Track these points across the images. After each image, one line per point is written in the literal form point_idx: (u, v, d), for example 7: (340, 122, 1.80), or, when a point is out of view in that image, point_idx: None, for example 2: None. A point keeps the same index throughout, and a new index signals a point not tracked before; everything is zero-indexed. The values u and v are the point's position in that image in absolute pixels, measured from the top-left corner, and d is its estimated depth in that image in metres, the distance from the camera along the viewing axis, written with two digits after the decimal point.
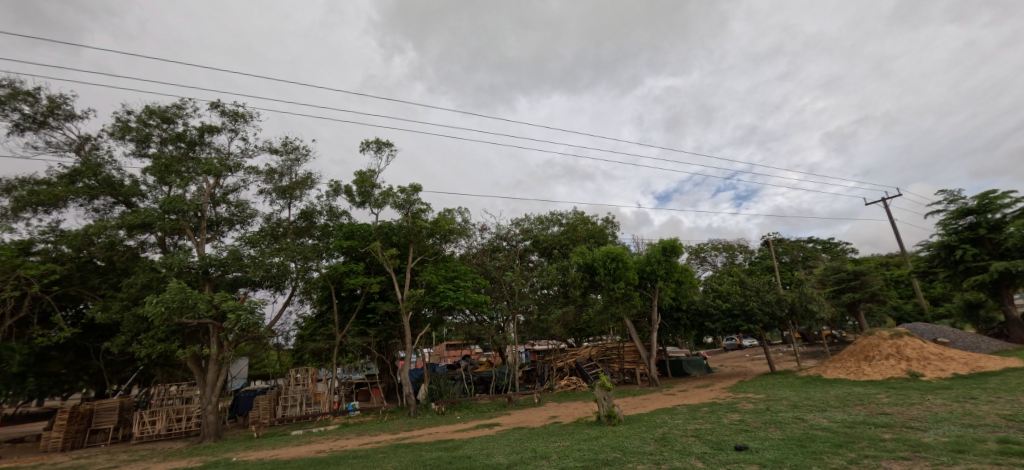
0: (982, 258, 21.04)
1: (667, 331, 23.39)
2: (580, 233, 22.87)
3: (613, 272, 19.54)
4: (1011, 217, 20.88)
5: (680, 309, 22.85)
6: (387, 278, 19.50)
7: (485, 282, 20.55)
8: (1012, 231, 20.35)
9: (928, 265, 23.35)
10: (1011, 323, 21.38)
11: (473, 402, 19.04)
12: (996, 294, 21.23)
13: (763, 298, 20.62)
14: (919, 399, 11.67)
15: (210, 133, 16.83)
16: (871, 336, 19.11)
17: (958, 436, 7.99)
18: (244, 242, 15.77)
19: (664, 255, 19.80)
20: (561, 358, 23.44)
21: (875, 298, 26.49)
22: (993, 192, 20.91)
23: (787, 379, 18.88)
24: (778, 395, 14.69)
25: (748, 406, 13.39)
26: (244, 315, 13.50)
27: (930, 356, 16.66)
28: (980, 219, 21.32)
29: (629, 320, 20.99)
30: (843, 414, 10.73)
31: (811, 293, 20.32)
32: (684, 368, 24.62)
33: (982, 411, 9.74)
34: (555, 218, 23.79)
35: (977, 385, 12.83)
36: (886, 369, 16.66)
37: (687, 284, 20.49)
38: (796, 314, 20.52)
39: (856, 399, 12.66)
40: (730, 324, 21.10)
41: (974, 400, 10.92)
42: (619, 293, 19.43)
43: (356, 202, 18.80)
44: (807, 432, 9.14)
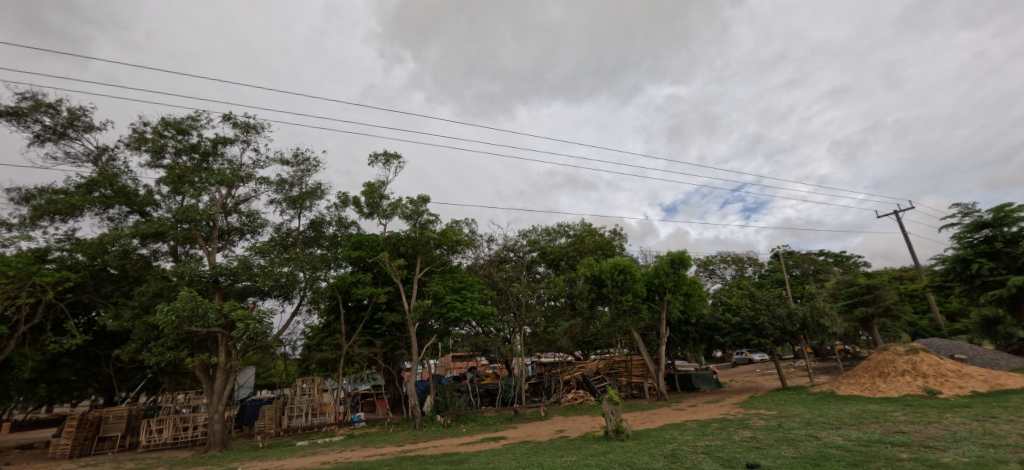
0: (999, 273, 20.61)
1: (676, 344, 23.10)
2: (587, 245, 22.78)
3: (620, 284, 19.39)
4: None
5: (689, 323, 22.52)
6: (394, 289, 19.54)
7: (491, 293, 20.52)
8: None
9: (943, 279, 22.89)
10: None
11: (478, 415, 18.87)
12: (1015, 310, 20.74)
13: (774, 312, 20.33)
14: (937, 418, 11.35)
15: (224, 144, 17.13)
16: (886, 352, 18.69)
17: (978, 457, 7.75)
18: (254, 252, 15.93)
19: (671, 268, 19.63)
20: (567, 371, 23.17)
21: (889, 313, 26.03)
22: (1010, 205, 20.48)
23: (799, 395, 18.47)
24: (791, 412, 14.39)
25: (760, 423, 13.12)
26: (252, 325, 13.62)
27: (947, 372, 16.25)
28: (995, 232, 20.94)
29: (636, 333, 20.81)
30: (858, 432, 10.49)
31: (823, 307, 19.95)
32: (693, 383, 24.22)
33: (1003, 431, 9.46)
34: (562, 229, 23.75)
35: (997, 404, 12.45)
36: (902, 386, 16.25)
37: (696, 296, 20.25)
38: (808, 329, 20.15)
39: (871, 417, 12.35)
40: (740, 338, 20.86)
41: (995, 418, 10.60)
42: (627, 306, 19.26)
43: (364, 213, 18.97)
44: (821, 450, 8.92)
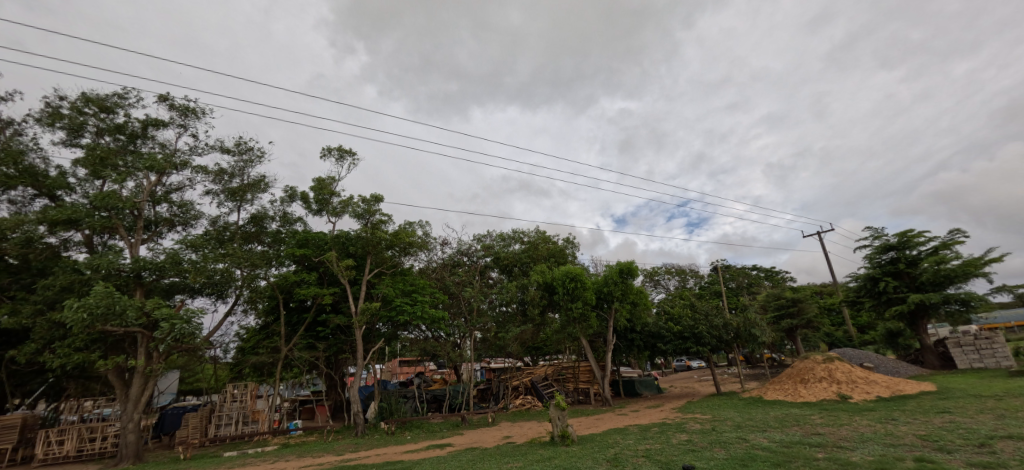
0: (901, 290, 22.87)
1: (621, 351, 23.66)
2: (541, 252, 22.92)
3: (571, 292, 19.65)
4: (925, 254, 22.84)
5: (634, 331, 23.15)
6: (340, 290, 18.70)
7: (443, 297, 20.04)
8: (925, 267, 22.30)
9: (856, 294, 25.07)
10: (924, 351, 23.22)
11: (425, 422, 18.34)
12: (913, 324, 23.07)
13: (712, 322, 21.36)
14: (847, 420, 12.35)
15: (155, 127, 15.69)
16: (806, 360, 20.11)
17: (880, 455, 8.44)
18: (184, 245, 14.64)
19: (620, 277, 20.12)
20: (517, 377, 23.17)
21: (810, 325, 28.28)
22: (911, 231, 22.85)
23: (731, 400, 19.49)
24: (723, 416, 15.11)
25: (695, 426, 13.68)
26: (178, 325, 12.45)
27: (856, 379, 17.73)
28: (899, 254, 23.20)
29: (585, 340, 21.12)
30: (781, 434, 11.16)
31: (754, 318, 21.17)
32: (636, 389, 24.95)
33: (900, 431, 10.43)
34: (516, 235, 23.73)
35: (898, 408, 13.73)
36: (819, 392, 17.54)
37: (642, 306, 20.86)
38: (741, 338, 21.23)
39: (792, 419, 13.24)
40: (680, 346, 21.76)
41: (894, 421, 11.67)
42: (577, 314, 19.55)
43: (312, 210, 18.04)
44: (749, 452, 9.36)
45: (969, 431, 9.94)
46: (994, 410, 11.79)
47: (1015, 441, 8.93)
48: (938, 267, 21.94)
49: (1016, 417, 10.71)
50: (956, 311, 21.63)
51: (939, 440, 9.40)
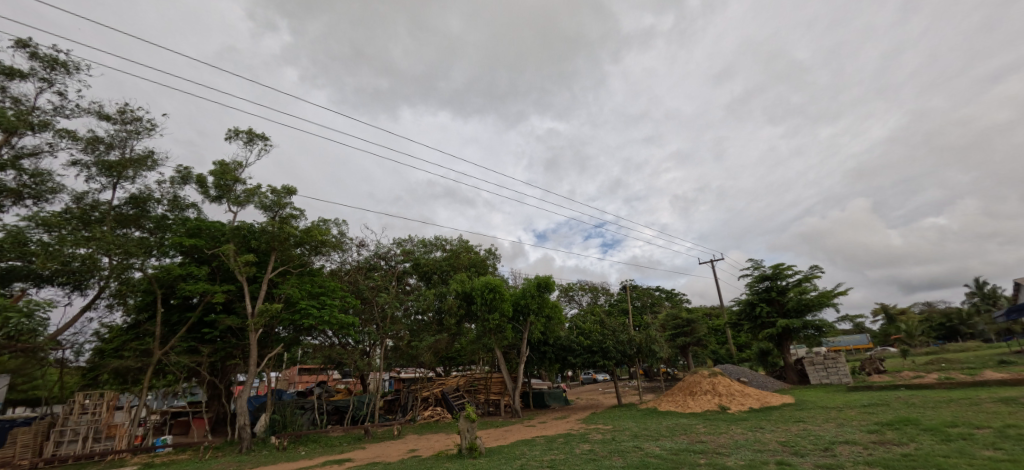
0: (772, 315, 25.91)
1: (533, 363, 23.86)
2: (462, 261, 22.48)
3: (489, 303, 19.40)
4: (792, 284, 26.09)
5: (547, 344, 23.49)
6: (236, 288, 16.59)
7: (355, 302, 18.66)
8: (791, 295, 25.53)
9: (737, 317, 27.97)
10: (786, 368, 26.43)
11: (322, 436, 16.84)
12: (780, 345, 26.16)
13: (618, 337, 22.34)
14: (725, 429, 13.52)
15: (8, 77, 12.87)
16: (695, 374, 21.80)
17: (750, 460, 9.24)
18: (34, 224, 12.08)
19: (537, 291, 20.36)
20: (427, 387, 22.24)
21: (700, 343, 31.02)
22: (783, 265, 26.08)
23: (630, 411, 20.45)
24: (623, 426, 15.76)
25: (597, 436, 14.08)
26: (13, 320, 10.09)
27: (734, 392, 19.60)
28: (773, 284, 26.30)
29: (499, 352, 20.98)
30: (671, 442, 11.87)
31: (655, 335, 22.56)
32: (545, 400, 25.23)
33: (767, 438, 11.63)
34: (439, 242, 23.05)
35: (766, 418, 15.30)
36: (704, 403, 19.05)
37: (556, 320, 21.23)
38: (642, 353, 22.42)
39: (680, 429, 14.21)
40: (589, 359, 22.47)
41: (763, 429, 13.00)
42: (493, 325, 19.34)
43: (209, 196, 15.94)
44: (643, 459, 9.75)
45: (819, 437, 11.32)
46: (838, 419, 13.57)
47: (851, 445, 10.28)
48: (802, 296, 25.22)
49: (853, 425, 12.40)
50: (811, 335, 25.01)
51: (797, 446, 10.56)
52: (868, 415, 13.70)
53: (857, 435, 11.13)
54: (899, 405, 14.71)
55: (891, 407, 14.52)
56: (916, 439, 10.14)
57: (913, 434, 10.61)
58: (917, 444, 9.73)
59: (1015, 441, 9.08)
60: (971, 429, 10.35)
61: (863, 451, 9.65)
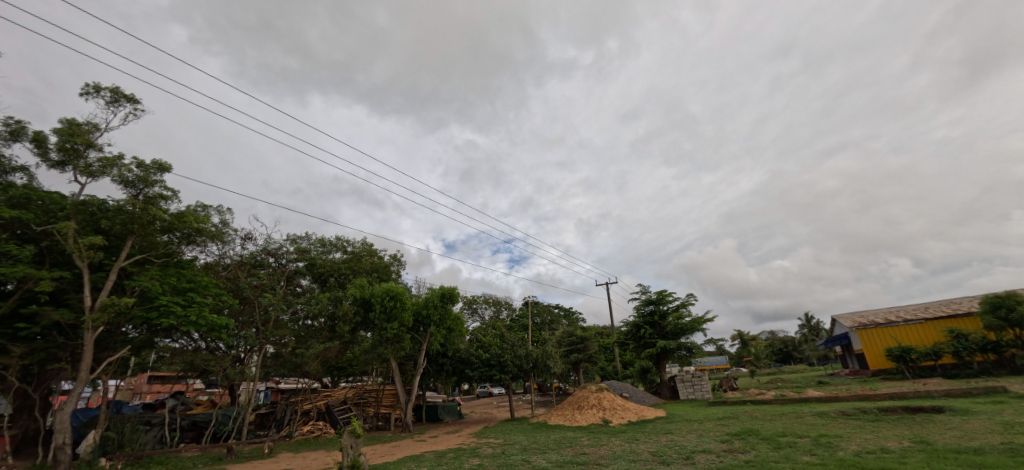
0: (653, 337, 28.06)
1: (429, 375, 22.83)
2: (364, 266, 20.82)
3: (388, 311, 18.14)
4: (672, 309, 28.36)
5: (445, 356, 22.63)
6: (72, 275, 13.30)
7: (232, 302, 16.11)
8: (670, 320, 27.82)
9: (625, 338, 29.89)
10: (661, 384, 28.68)
11: (170, 456, 14.13)
12: (657, 363, 28.36)
13: (516, 351, 22.12)
14: (606, 441, 14.08)
15: None
16: (584, 389, 22.56)
17: None
18: None
19: (440, 301, 19.55)
20: (309, 400, 19.89)
21: (591, 360, 32.56)
22: (666, 291, 28.44)
23: (520, 425, 20.41)
24: (511, 440, 15.58)
25: (487, 451, 13.72)
26: None
27: (616, 405, 20.62)
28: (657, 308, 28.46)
29: (394, 363, 19.73)
30: (556, 455, 11.99)
31: (551, 350, 22.70)
32: (438, 414, 24.20)
33: (640, 449, 12.32)
34: (339, 243, 21.16)
35: (640, 429, 16.20)
36: (589, 417, 19.71)
37: (457, 332, 20.58)
38: (538, 368, 22.32)
39: (565, 441, 14.50)
40: (486, 373, 22.11)
41: (638, 440, 13.75)
42: (390, 334, 18.08)
43: (48, 160, 12.61)
44: None
45: (682, 447, 12.15)
46: (698, 430, 14.75)
47: (707, 453, 11.11)
48: (679, 321, 27.57)
49: (709, 435, 13.53)
50: (684, 356, 27.48)
51: (663, 455, 11.20)
52: (722, 426, 15.15)
53: (713, 444, 12.14)
54: (745, 418, 16.52)
55: (739, 419, 16.24)
56: (756, 446, 11.31)
57: (754, 442, 11.84)
58: (755, 451, 10.82)
59: (825, 446, 10.52)
60: (795, 438, 11.78)
61: (715, 459, 10.47)
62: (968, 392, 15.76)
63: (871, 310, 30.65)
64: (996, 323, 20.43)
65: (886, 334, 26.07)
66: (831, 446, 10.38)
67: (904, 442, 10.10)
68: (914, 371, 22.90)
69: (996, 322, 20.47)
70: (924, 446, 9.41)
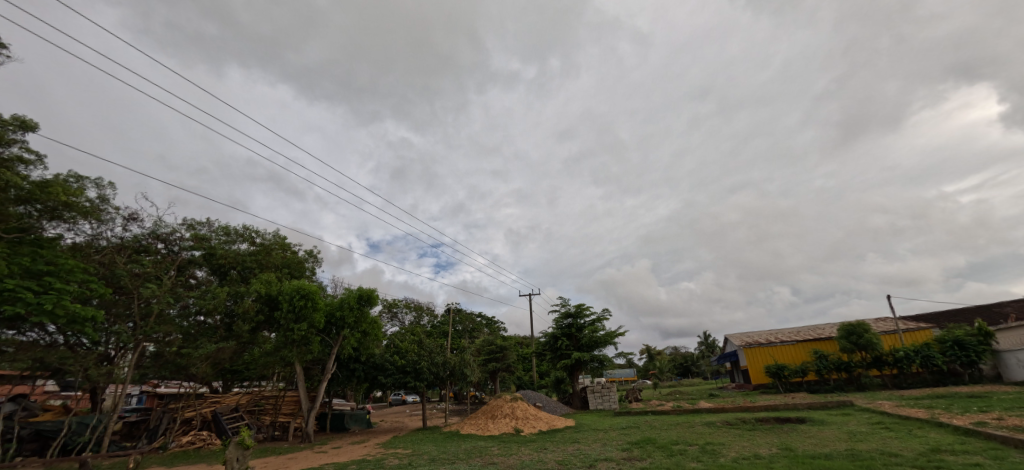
0: (569, 348, 29.05)
1: (337, 382, 21.46)
2: (273, 260, 19.18)
3: (297, 310, 16.83)
4: (588, 323, 29.56)
5: (357, 361, 21.44)
6: None
7: (105, 291, 13.48)
8: (586, 333, 28.99)
9: (542, 348, 30.68)
10: (572, 394, 29.62)
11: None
12: (571, 375, 29.32)
13: (434, 359, 21.83)
14: (515, 450, 14.18)
15: None
16: (498, 399, 22.54)
17: None
18: None
19: (356, 304, 18.56)
20: (193, 406, 17.71)
21: (508, 369, 32.84)
22: (584, 305, 29.59)
23: (431, 434, 19.88)
24: (421, 450, 15.10)
25: (393, 462, 13.17)
26: None
27: (529, 415, 20.89)
28: (574, 321, 29.48)
29: (299, 367, 18.32)
30: (465, 465, 11.83)
31: (469, 359, 22.51)
32: (344, 424, 22.76)
33: (546, 458, 12.55)
34: (247, 234, 19.25)
35: (549, 439, 16.53)
36: (502, 426, 19.75)
37: (373, 337, 19.63)
38: (454, 376, 22.16)
39: (476, 451, 14.36)
40: (400, 380, 21.32)
41: (546, 449, 14.02)
42: (297, 336, 16.80)
43: None
44: None
45: (587, 455, 12.57)
46: (602, 439, 15.37)
47: (608, 461, 11.58)
48: (594, 334, 28.81)
49: (612, 444, 14.16)
50: (596, 367, 28.72)
51: (568, 464, 11.51)
52: (624, 435, 15.94)
53: (614, 452, 12.71)
54: (645, 427, 17.57)
55: (640, 429, 17.20)
56: (651, 454, 12.02)
57: (650, 450, 12.59)
58: (651, 459, 11.48)
59: (710, 454, 11.46)
60: (686, 446, 12.70)
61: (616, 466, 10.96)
62: (824, 405, 18.14)
63: (757, 332, 34.22)
64: (849, 347, 23.85)
65: (766, 353, 29.24)
66: (715, 454, 11.34)
67: (773, 448, 11.33)
68: (785, 386, 25.95)
69: (849, 346, 23.87)
70: (788, 452, 10.64)
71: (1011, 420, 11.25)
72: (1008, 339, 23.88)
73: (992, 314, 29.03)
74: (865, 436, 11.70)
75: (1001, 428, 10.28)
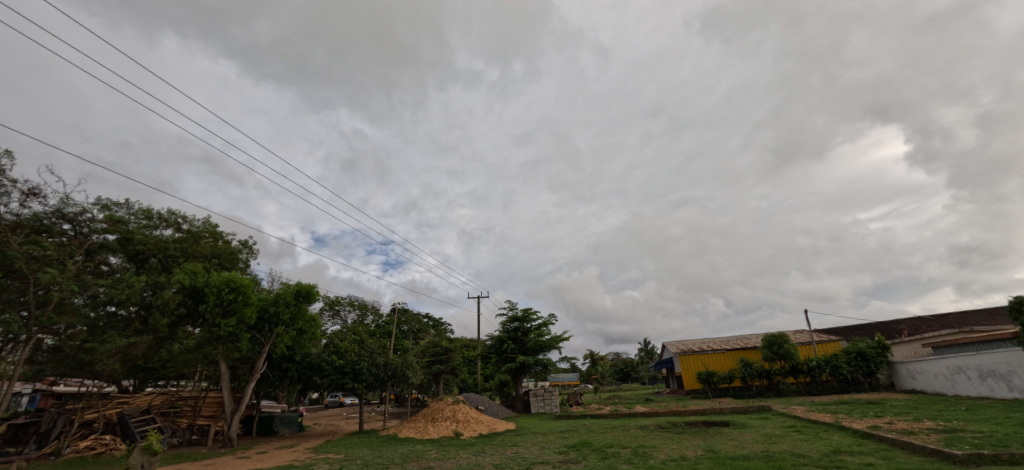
0: (514, 352, 29.20)
1: (267, 382, 20.21)
2: (201, 249, 17.88)
3: (225, 305, 15.70)
4: (534, 327, 29.88)
5: (291, 360, 20.35)
6: None
7: None
8: (531, 337, 29.31)
9: (487, 351, 30.65)
10: (515, 398, 29.79)
11: None
12: (515, 378, 29.50)
13: (374, 359, 20.94)
14: (453, 454, 14.01)
15: None
16: (439, 402, 22.16)
17: None
18: None
19: (293, 300, 17.58)
20: (95, 408, 15.87)
21: (452, 371, 32.47)
22: (531, 310, 29.89)
23: (367, 438, 19.17)
24: (355, 455, 14.55)
25: (322, 467, 12.58)
26: None
27: (470, 418, 20.74)
28: (520, 325, 29.71)
29: (224, 366, 17.08)
30: None
31: (411, 360, 21.97)
32: (273, 427, 21.42)
33: (484, 462, 12.51)
34: (172, 219, 17.77)
35: (488, 442, 16.48)
36: (442, 430, 19.47)
37: (309, 335, 18.72)
38: (394, 378, 21.50)
39: (412, 455, 14.04)
40: (337, 381, 20.47)
41: (484, 453, 13.97)
42: (224, 332, 15.71)
43: None
44: None
45: (525, 458, 12.67)
46: (541, 442, 15.57)
47: (544, 465, 11.71)
48: (539, 338, 29.17)
49: (549, 447, 14.36)
50: (539, 371, 29.11)
51: (505, 467, 11.56)
52: (562, 438, 16.22)
53: (551, 455, 12.88)
54: (583, 430, 17.97)
55: (578, 432, 17.60)
56: (586, 457, 12.30)
57: (586, 453, 12.90)
58: (586, 461, 11.76)
59: (640, 456, 11.91)
60: (619, 449, 13.14)
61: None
62: (745, 409, 19.44)
63: (692, 340, 36.09)
64: (771, 356, 25.74)
65: (698, 360, 30.95)
66: (645, 456, 11.80)
67: (698, 450, 11.99)
68: (714, 391, 27.64)
69: (770, 355, 25.82)
70: (711, 454, 11.29)
71: (900, 424, 12.63)
72: (902, 351, 26.78)
73: (890, 330, 32.46)
74: (779, 438, 12.67)
75: (891, 431, 11.53)
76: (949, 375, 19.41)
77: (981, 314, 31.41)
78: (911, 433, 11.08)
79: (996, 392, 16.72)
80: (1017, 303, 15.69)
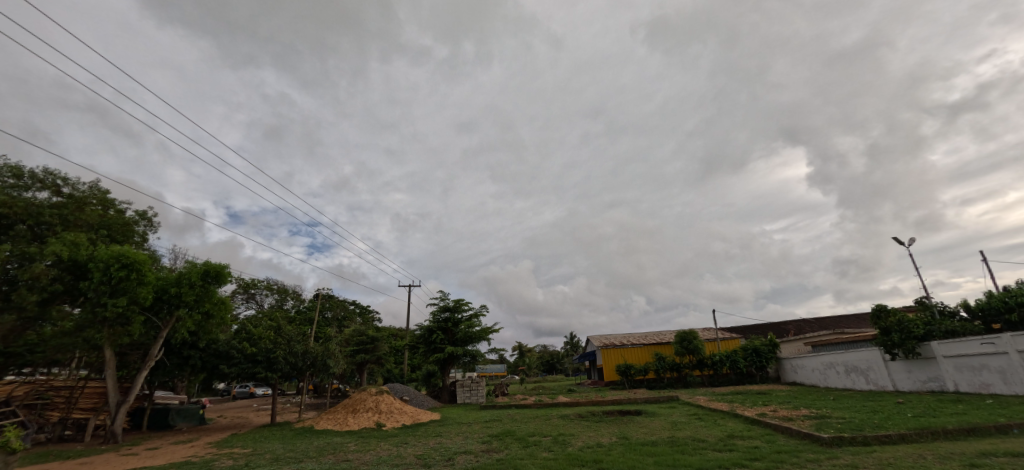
0: (444, 342, 28.90)
1: (163, 371, 18.31)
2: (87, 218, 15.53)
3: (114, 283, 13.92)
4: (464, 318, 29.79)
5: (194, 347, 18.57)
6: None
7: None
8: (462, 327, 29.21)
9: (416, 341, 30.08)
10: (441, 388, 29.54)
11: None
12: (442, 368, 29.29)
13: (291, 347, 19.58)
14: (373, 445, 13.67)
15: None
16: (361, 392, 21.36)
17: None
18: None
19: (200, 280, 16.00)
20: None
21: (377, 361, 31.48)
22: (462, 301, 29.76)
23: (279, 431, 18.01)
24: (264, 448, 13.67)
25: (226, 463, 11.74)
26: None
27: (393, 409, 20.24)
28: (452, 316, 29.54)
29: (108, 352, 15.17)
30: (315, 464, 11.08)
31: (334, 349, 20.81)
32: (168, 420, 19.44)
33: (406, 453, 12.34)
34: (48, 180, 15.30)
35: (411, 433, 16.19)
36: (363, 421, 18.88)
37: (217, 320, 17.21)
38: (314, 367, 20.30)
39: (329, 448, 13.49)
40: (247, 370, 19.05)
41: (406, 444, 13.77)
42: (111, 313, 13.97)
43: None
44: None
45: (447, 449, 12.65)
46: (464, 432, 15.62)
47: (467, 454, 11.82)
48: (469, 329, 29.11)
49: (473, 437, 14.48)
50: (467, 362, 29.10)
51: (427, 458, 11.49)
52: (485, 428, 16.41)
53: (474, 445, 12.99)
54: (506, 420, 18.33)
55: (501, 421, 17.93)
56: (508, 446, 12.57)
57: (508, 442, 13.16)
58: (507, 450, 12.01)
59: (559, 444, 12.41)
60: (541, 437, 13.56)
61: (473, 459, 11.18)
62: (657, 399, 20.86)
63: (615, 335, 37.97)
64: (682, 350, 27.79)
65: (618, 354, 32.71)
66: (564, 444, 12.31)
67: (612, 437, 12.71)
68: (630, 383, 29.34)
69: (681, 350, 27.84)
70: (624, 440, 12.04)
71: (782, 411, 14.29)
72: (788, 348, 30.25)
73: (781, 330, 36.46)
74: (683, 425, 13.78)
75: (774, 418, 13.04)
76: (822, 370, 22.24)
77: (853, 318, 36.36)
78: (790, 419, 12.62)
79: (857, 385, 19.47)
80: (877, 310, 18.24)
